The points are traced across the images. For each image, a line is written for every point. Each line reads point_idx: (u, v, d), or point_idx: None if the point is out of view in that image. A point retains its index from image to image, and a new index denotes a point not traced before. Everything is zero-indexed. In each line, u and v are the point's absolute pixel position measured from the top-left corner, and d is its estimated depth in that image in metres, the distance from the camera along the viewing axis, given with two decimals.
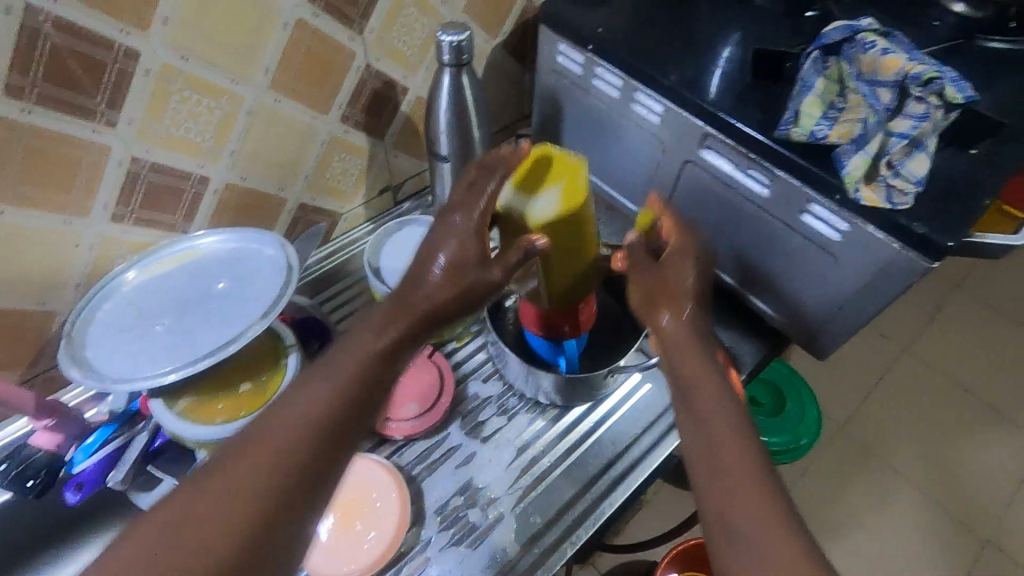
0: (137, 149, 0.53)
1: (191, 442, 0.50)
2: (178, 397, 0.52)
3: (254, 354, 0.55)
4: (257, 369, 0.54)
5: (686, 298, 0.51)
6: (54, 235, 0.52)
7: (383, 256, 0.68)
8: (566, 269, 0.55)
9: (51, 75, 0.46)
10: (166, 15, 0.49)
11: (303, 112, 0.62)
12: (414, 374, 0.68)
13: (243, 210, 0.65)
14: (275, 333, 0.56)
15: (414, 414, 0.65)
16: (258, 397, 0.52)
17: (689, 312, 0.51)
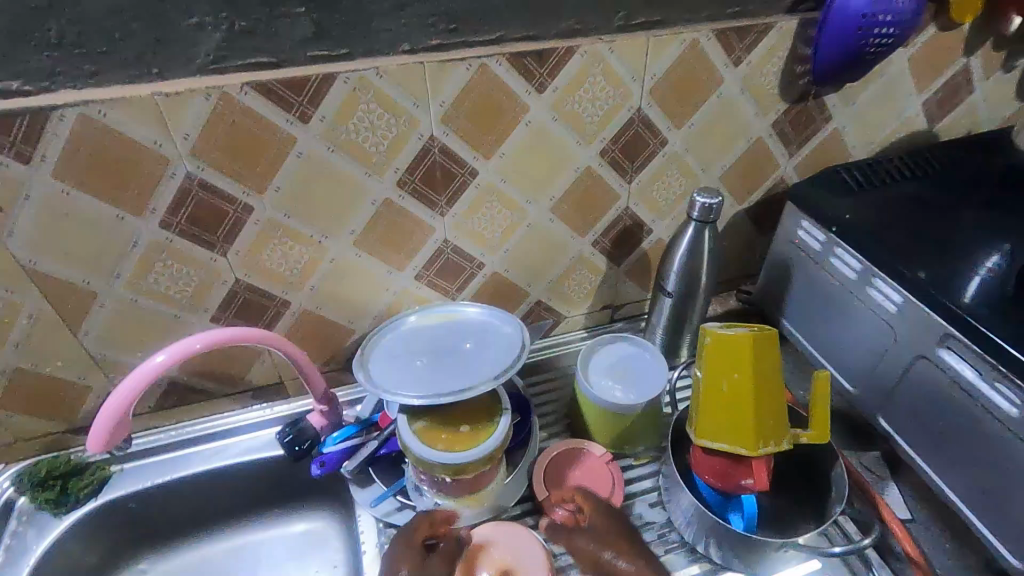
0: (450, 234, 0.73)
1: (414, 456, 0.63)
2: (416, 419, 0.65)
3: (477, 406, 0.67)
4: (474, 418, 0.66)
5: (624, 543, 0.63)
6: (379, 278, 0.74)
7: (593, 359, 0.77)
8: (728, 409, 0.61)
9: (424, 178, 0.67)
10: (503, 152, 0.68)
11: (566, 233, 0.78)
12: (589, 472, 0.72)
13: (498, 294, 0.81)
14: (494, 395, 0.68)
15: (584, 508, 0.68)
16: (472, 440, 0.64)
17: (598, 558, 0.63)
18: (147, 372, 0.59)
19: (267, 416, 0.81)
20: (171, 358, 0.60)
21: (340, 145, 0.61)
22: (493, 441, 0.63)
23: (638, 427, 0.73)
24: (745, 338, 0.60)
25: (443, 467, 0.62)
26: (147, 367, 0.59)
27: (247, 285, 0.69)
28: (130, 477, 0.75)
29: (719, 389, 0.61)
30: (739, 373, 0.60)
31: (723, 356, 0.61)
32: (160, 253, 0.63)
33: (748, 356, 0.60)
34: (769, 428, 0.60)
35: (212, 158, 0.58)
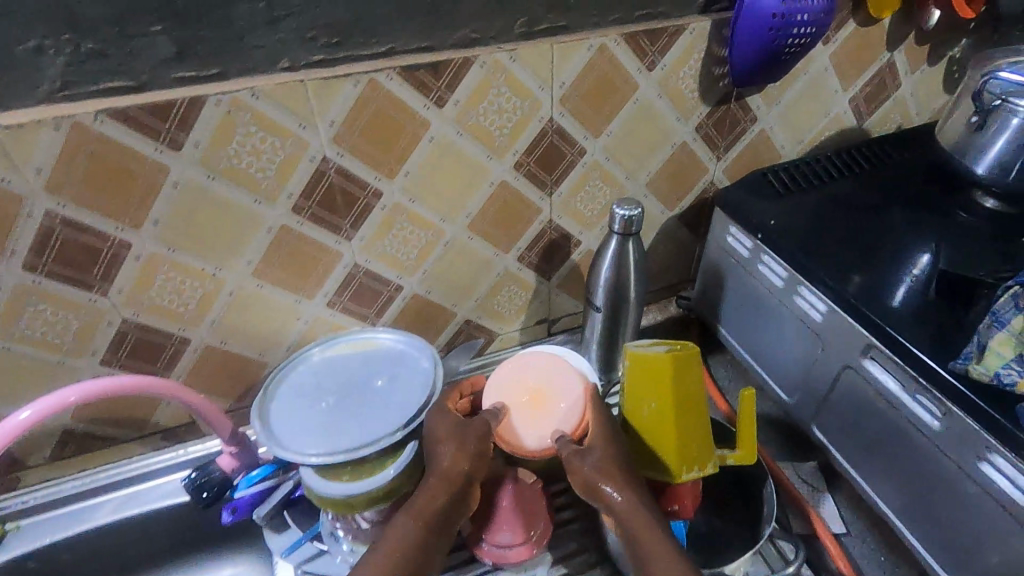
0: (360, 258, 0.69)
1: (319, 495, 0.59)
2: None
3: None
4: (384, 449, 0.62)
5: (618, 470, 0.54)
6: (287, 308, 0.69)
7: None
8: (649, 435, 0.58)
9: (322, 201, 0.62)
10: (408, 171, 0.64)
11: (488, 249, 0.74)
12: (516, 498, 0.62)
13: (421, 315, 0.77)
14: None
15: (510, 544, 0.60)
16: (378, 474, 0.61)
17: (624, 481, 0.53)
18: (7, 431, 0.56)
19: (177, 459, 0.75)
20: (35, 415, 0.57)
21: (221, 171, 0.57)
22: (401, 461, 0.60)
23: None
24: (661, 360, 0.56)
25: (355, 499, 0.58)
26: (9, 425, 0.56)
27: (136, 325, 0.63)
28: (23, 536, 0.69)
29: (640, 416, 0.58)
30: (659, 399, 0.57)
31: (641, 379, 0.57)
32: (28, 297, 0.57)
33: (667, 380, 0.56)
34: (694, 453, 0.57)
35: (74, 193, 0.53)
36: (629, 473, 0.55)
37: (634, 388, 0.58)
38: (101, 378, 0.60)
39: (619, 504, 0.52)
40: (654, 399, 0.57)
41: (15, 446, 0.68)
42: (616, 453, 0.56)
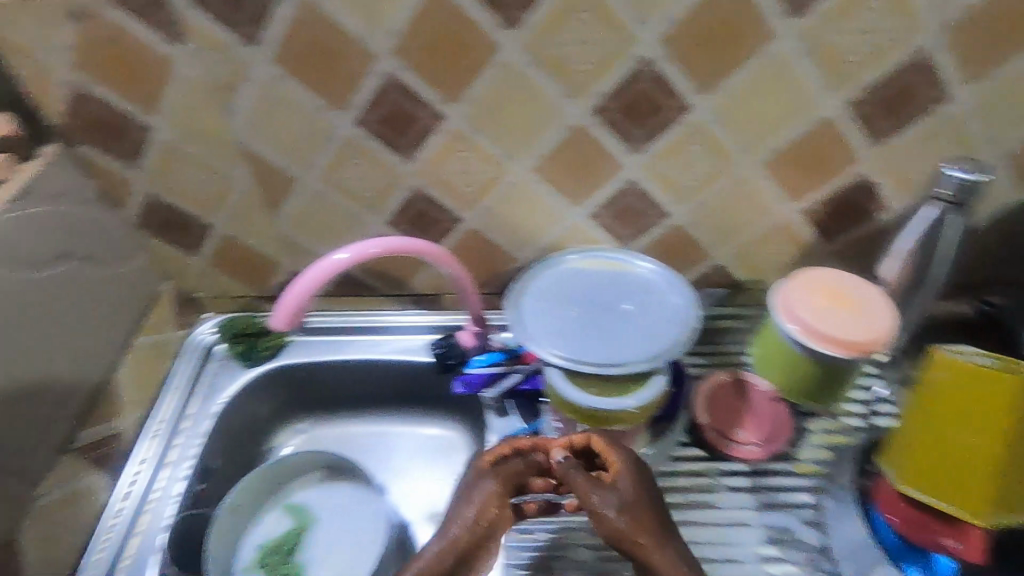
0: (639, 174, 0.65)
1: (563, 400, 0.60)
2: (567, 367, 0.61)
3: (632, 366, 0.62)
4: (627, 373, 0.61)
5: (649, 522, 0.51)
6: (553, 209, 0.69)
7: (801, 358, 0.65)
8: (948, 458, 0.50)
9: (626, 107, 0.59)
10: (728, 88, 0.57)
11: (775, 193, 0.66)
12: (748, 410, 0.69)
13: (673, 248, 0.73)
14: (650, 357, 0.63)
15: (747, 440, 0.67)
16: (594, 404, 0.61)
17: (652, 535, 0.50)
18: (324, 269, 0.57)
19: (421, 321, 0.83)
20: (348, 258, 0.58)
21: (544, 58, 0.55)
22: (646, 394, 0.59)
23: (820, 379, 0.66)
24: (991, 379, 0.48)
25: (593, 413, 0.59)
26: (326, 263, 0.57)
27: (423, 195, 0.68)
28: (298, 347, 0.83)
29: (947, 437, 0.50)
30: (978, 427, 0.48)
31: (957, 395, 0.49)
32: (352, 149, 0.64)
33: (995, 403, 0.48)
34: (1003, 493, 0.49)
35: (414, 58, 0.56)
36: (660, 524, 0.51)
37: (939, 403, 0.50)
38: (392, 236, 0.61)
39: (644, 546, 0.50)
40: (968, 422, 0.49)
41: None
42: (643, 496, 0.53)
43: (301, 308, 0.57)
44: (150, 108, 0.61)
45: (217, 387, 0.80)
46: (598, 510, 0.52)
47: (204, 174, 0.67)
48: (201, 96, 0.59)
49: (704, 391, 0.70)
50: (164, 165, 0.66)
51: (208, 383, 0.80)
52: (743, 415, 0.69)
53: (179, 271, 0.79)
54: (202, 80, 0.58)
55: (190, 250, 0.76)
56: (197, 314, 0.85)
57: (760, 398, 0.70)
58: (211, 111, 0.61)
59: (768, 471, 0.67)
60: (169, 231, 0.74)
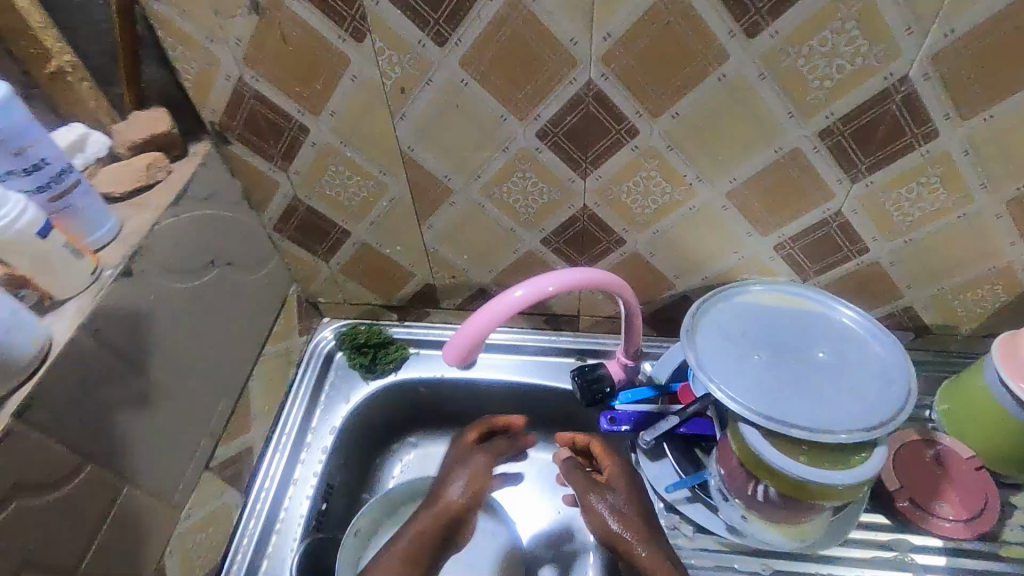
0: (848, 206, 0.56)
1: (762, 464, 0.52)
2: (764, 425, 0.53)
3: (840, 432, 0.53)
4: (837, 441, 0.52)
5: (635, 515, 0.57)
6: (734, 238, 0.61)
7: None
8: None
9: (859, 132, 0.50)
10: (995, 115, 0.48)
11: (1008, 236, 0.57)
12: (948, 481, 0.61)
13: (861, 286, 0.65)
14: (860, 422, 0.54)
15: (952, 516, 0.59)
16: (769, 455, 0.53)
17: (639, 529, 0.56)
18: (501, 309, 0.50)
19: (556, 343, 0.78)
20: (525, 297, 0.50)
21: (778, 73, 0.47)
22: (866, 471, 0.49)
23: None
24: None
25: (799, 482, 0.50)
26: (503, 301, 0.50)
27: (590, 214, 0.62)
28: (422, 361, 0.79)
29: None
30: None
31: None
32: (525, 162, 0.57)
33: None
34: None
35: (624, 67, 0.48)
36: (648, 522, 0.57)
37: None
38: (570, 269, 0.53)
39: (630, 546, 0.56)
40: None
41: (440, 287, 0.75)
42: (629, 492, 0.60)
43: (476, 348, 0.53)
44: (314, 109, 0.55)
45: (337, 398, 0.76)
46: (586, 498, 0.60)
47: (356, 181, 0.62)
48: (371, 100, 0.54)
49: (899, 454, 0.63)
50: (316, 170, 0.61)
51: (329, 393, 0.77)
52: (944, 485, 0.61)
53: (308, 276, 0.75)
54: (378, 83, 0.52)
55: (324, 256, 0.72)
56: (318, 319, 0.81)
57: (962, 467, 0.61)
58: (379, 116, 0.55)
59: (965, 550, 0.59)
60: (307, 236, 0.69)
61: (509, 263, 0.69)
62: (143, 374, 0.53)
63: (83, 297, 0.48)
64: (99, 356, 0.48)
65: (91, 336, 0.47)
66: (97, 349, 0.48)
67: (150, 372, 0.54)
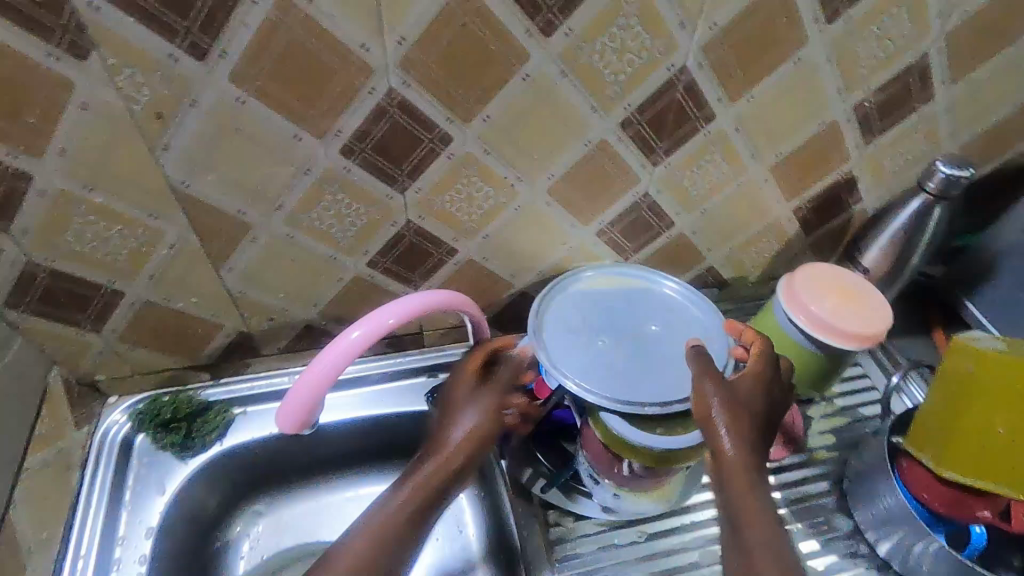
0: (653, 187, 0.61)
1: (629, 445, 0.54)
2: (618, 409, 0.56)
3: None
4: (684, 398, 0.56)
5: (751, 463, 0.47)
6: (560, 231, 0.62)
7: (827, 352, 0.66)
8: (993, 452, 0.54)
9: (653, 120, 0.53)
10: (754, 95, 0.54)
11: (774, 195, 0.66)
12: None
13: (672, 256, 0.71)
14: None
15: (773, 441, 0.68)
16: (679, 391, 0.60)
17: (750, 451, 0.47)
18: (341, 353, 0.44)
19: (404, 365, 0.73)
20: (365, 337, 0.45)
21: (577, 69, 0.47)
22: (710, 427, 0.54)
23: (826, 370, 0.69)
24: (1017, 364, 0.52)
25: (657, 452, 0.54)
26: (338, 345, 0.45)
27: (415, 229, 0.57)
28: (250, 421, 0.67)
29: (994, 430, 0.53)
30: (1016, 415, 0.52)
31: (991, 391, 0.54)
32: (332, 183, 0.51)
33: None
34: None
35: (426, 72, 0.45)
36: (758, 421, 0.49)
37: (977, 401, 0.54)
38: (407, 297, 0.49)
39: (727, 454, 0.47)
40: (1006, 413, 0.53)
41: (258, 333, 0.65)
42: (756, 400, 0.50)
43: (318, 403, 0.46)
44: (31, 151, 0.42)
45: (147, 493, 0.62)
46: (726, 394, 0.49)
47: (117, 231, 0.49)
48: (116, 131, 0.43)
49: None
50: (53, 225, 0.47)
51: (134, 489, 0.62)
52: None
53: (74, 354, 0.59)
54: (121, 111, 0.41)
55: (91, 327, 0.57)
56: (99, 402, 0.65)
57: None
58: (132, 150, 0.44)
59: (785, 466, 0.69)
60: (61, 308, 0.54)
61: (336, 292, 0.62)
62: None
63: None
64: None
65: None
66: None
67: None
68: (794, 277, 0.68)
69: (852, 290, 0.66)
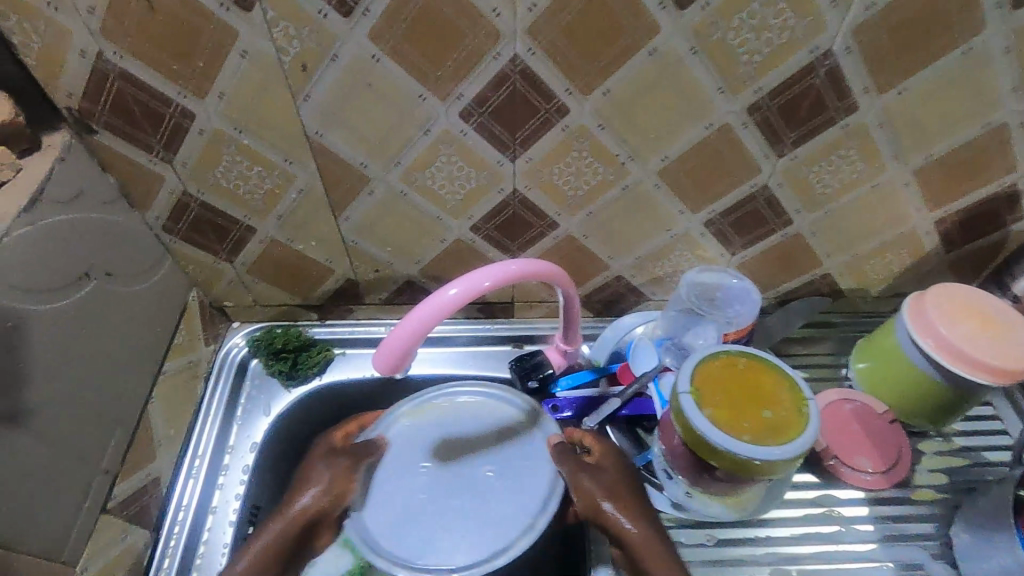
0: (774, 180, 0.57)
1: (710, 445, 0.49)
2: (702, 403, 0.51)
3: (777, 392, 0.52)
4: (778, 405, 0.51)
5: (625, 497, 0.56)
6: (666, 216, 0.61)
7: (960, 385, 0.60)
8: None
9: (784, 107, 0.50)
10: (907, 87, 0.49)
11: (914, 202, 0.59)
12: (866, 435, 0.65)
13: (784, 257, 0.66)
14: (793, 383, 0.53)
15: (872, 469, 0.63)
16: (773, 370, 0.54)
17: (635, 511, 0.55)
18: (438, 308, 0.46)
19: (491, 331, 0.75)
20: (461, 295, 0.47)
21: (709, 46, 0.45)
22: (805, 439, 0.48)
23: (949, 402, 0.62)
24: None
25: (742, 462, 0.48)
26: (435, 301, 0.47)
27: (521, 198, 0.58)
28: (346, 363, 0.73)
29: None
30: None
31: None
32: (448, 145, 0.53)
33: None
34: None
35: (551, 40, 0.45)
36: (636, 498, 0.56)
37: None
38: (504, 262, 0.50)
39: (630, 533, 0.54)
40: None
41: (363, 282, 0.69)
42: (624, 476, 0.58)
43: (411, 351, 0.47)
44: (198, 91, 0.47)
45: (255, 412, 0.69)
46: (592, 475, 0.58)
47: (257, 172, 0.55)
48: (267, 79, 0.47)
49: (827, 415, 0.65)
50: (206, 161, 0.53)
51: (246, 407, 0.69)
52: (864, 441, 0.64)
53: (210, 279, 0.67)
54: (273, 60, 0.45)
55: (226, 257, 0.64)
56: (225, 325, 0.73)
57: (878, 421, 0.65)
58: (277, 98, 0.48)
59: (883, 499, 0.63)
60: (204, 236, 0.61)
61: (438, 252, 0.65)
62: (18, 407, 0.46)
63: None
64: None
65: None
66: None
67: (30, 411, 0.47)
68: (924, 295, 0.61)
69: (997, 318, 0.59)
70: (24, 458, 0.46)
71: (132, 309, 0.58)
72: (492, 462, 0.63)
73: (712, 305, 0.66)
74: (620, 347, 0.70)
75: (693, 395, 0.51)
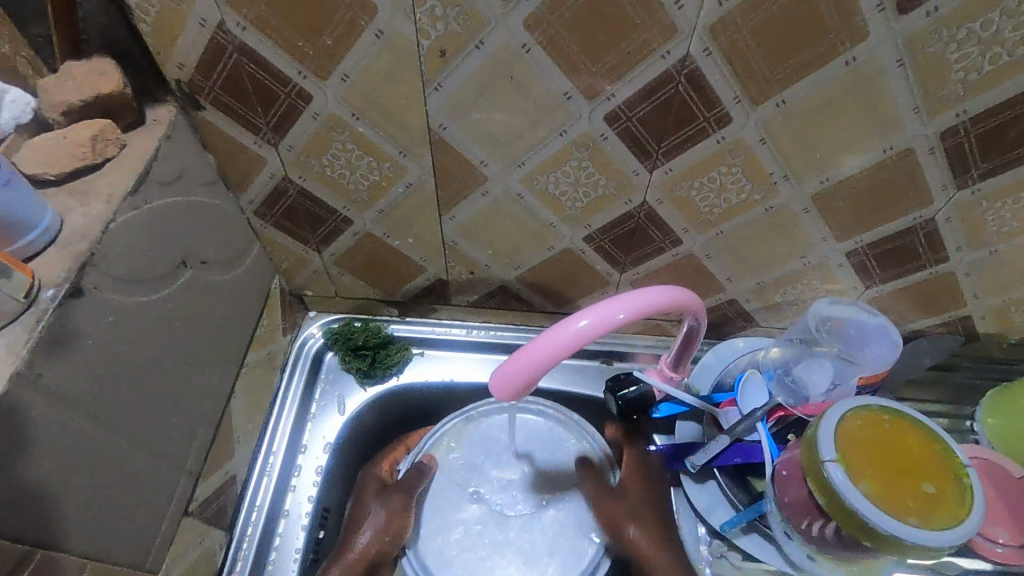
0: (944, 214, 0.49)
1: (867, 527, 0.44)
2: (855, 476, 0.45)
3: (932, 459, 0.47)
4: (937, 477, 0.46)
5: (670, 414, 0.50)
6: (806, 242, 0.54)
7: None
8: None
9: (986, 134, 0.42)
10: None
11: None
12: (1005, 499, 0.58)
13: (926, 296, 0.59)
14: (944, 446, 0.48)
15: (1006, 542, 0.56)
16: (920, 432, 0.48)
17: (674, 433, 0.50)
18: (566, 342, 0.40)
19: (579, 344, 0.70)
20: (594, 327, 0.40)
21: (920, 59, 0.38)
22: (973, 521, 0.44)
23: None
24: None
25: (904, 548, 0.44)
26: (560, 333, 0.40)
27: (647, 211, 0.52)
28: (424, 365, 0.69)
29: None
30: None
31: None
32: (582, 148, 0.47)
33: None
34: None
35: (735, 40, 0.38)
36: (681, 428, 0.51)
37: None
38: (639, 291, 0.43)
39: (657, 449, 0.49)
40: None
41: (452, 283, 0.65)
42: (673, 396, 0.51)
43: (535, 380, 0.41)
44: (319, 71, 0.42)
45: (330, 410, 0.66)
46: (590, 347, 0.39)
47: (366, 162, 0.50)
48: (397, 64, 0.41)
49: None
50: (315, 147, 0.49)
51: (319, 403, 0.66)
52: (1002, 509, 0.57)
53: (295, 266, 0.63)
54: (410, 44, 0.40)
55: (315, 246, 0.60)
56: (303, 313, 0.69)
57: (1015, 485, 0.58)
58: (405, 85, 0.43)
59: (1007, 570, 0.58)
60: (296, 224, 0.57)
61: (541, 259, 0.59)
62: (112, 407, 0.43)
63: (17, 330, 0.36)
64: (40, 407, 0.36)
65: (23, 384, 0.35)
66: (35, 398, 0.36)
67: (123, 412, 0.44)
68: None
69: None
70: (112, 462, 0.43)
71: (222, 298, 0.55)
72: (552, 498, 0.62)
73: (836, 339, 0.59)
74: (724, 378, 0.65)
75: (849, 465, 0.46)
